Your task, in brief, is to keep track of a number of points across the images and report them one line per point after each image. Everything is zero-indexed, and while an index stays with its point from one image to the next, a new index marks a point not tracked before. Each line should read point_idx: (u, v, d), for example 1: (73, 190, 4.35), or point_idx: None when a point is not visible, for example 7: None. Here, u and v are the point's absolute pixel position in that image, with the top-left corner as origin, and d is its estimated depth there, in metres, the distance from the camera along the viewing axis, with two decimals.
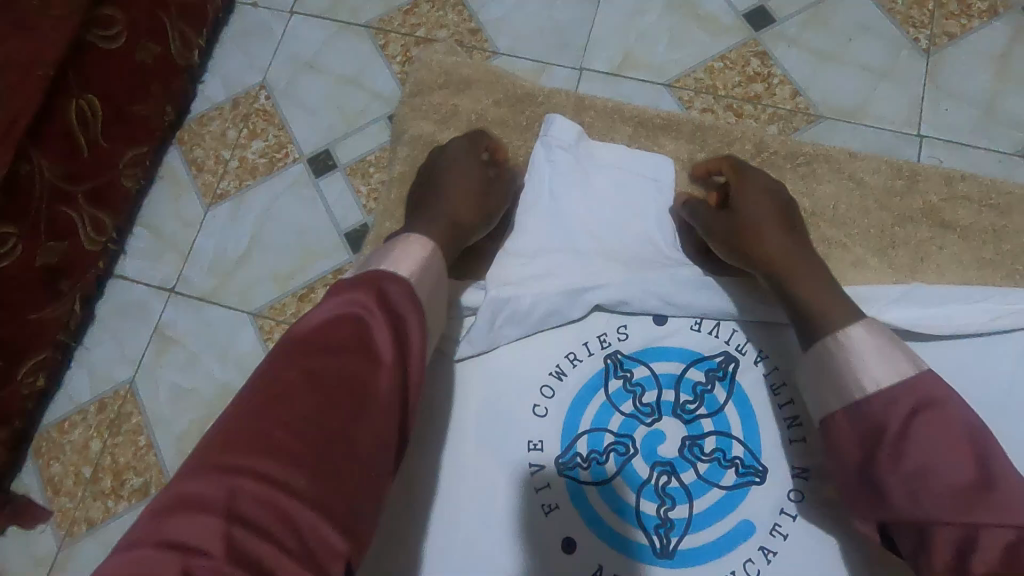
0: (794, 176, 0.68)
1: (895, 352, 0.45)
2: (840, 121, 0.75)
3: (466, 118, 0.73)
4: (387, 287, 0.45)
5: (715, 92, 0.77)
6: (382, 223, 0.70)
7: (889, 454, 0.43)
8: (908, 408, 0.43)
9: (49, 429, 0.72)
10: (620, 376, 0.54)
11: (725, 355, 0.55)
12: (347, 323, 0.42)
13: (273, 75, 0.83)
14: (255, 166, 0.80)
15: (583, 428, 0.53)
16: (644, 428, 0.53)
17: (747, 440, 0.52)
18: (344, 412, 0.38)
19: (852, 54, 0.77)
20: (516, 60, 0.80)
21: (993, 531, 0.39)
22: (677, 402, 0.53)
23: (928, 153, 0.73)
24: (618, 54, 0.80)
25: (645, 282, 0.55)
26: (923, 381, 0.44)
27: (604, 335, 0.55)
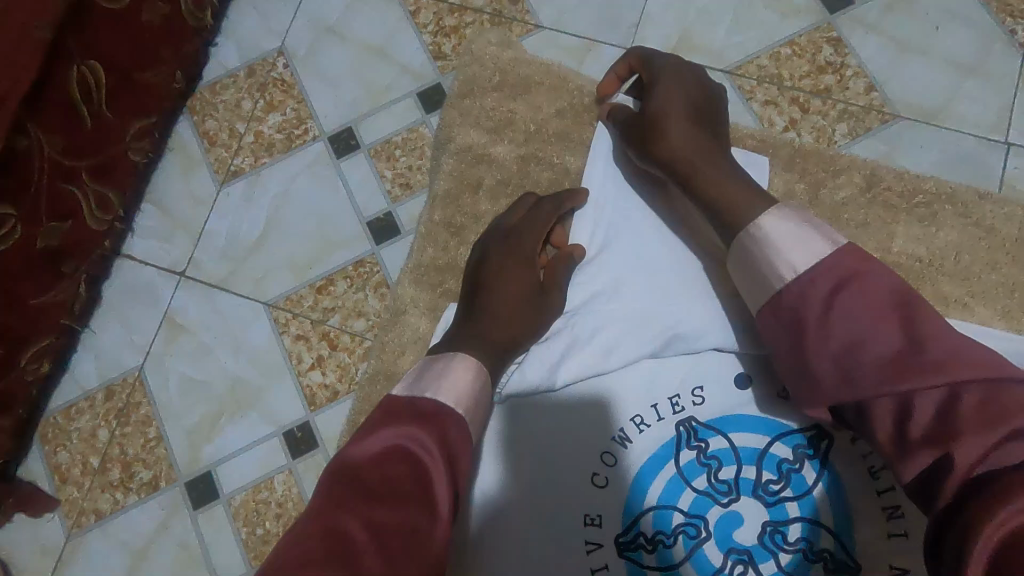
0: (909, 220, 0.64)
1: (812, 229, 0.45)
2: (919, 123, 0.68)
3: (524, 129, 0.67)
4: (446, 419, 0.44)
5: (781, 82, 0.70)
6: (426, 247, 0.65)
7: (819, 336, 0.44)
8: (833, 288, 0.44)
9: (55, 415, 0.69)
10: (694, 447, 0.52)
11: (817, 431, 0.51)
12: (404, 461, 0.41)
13: (292, 41, 0.75)
14: (271, 143, 0.74)
15: (649, 505, 0.52)
16: (719, 508, 0.51)
17: (835, 531, 0.50)
18: (412, 564, 0.37)
19: (938, 44, 0.69)
20: (561, 36, 0.73)
21: (927, 393, 0.41)
22: (758, 482, 0.51)
23: (1016, 165, 0.66)
24: (675, 34, 0.72)
25: (725, 333, 0.53)
26: (843, 256, 0.44)
27: (677, 398, 0.53)
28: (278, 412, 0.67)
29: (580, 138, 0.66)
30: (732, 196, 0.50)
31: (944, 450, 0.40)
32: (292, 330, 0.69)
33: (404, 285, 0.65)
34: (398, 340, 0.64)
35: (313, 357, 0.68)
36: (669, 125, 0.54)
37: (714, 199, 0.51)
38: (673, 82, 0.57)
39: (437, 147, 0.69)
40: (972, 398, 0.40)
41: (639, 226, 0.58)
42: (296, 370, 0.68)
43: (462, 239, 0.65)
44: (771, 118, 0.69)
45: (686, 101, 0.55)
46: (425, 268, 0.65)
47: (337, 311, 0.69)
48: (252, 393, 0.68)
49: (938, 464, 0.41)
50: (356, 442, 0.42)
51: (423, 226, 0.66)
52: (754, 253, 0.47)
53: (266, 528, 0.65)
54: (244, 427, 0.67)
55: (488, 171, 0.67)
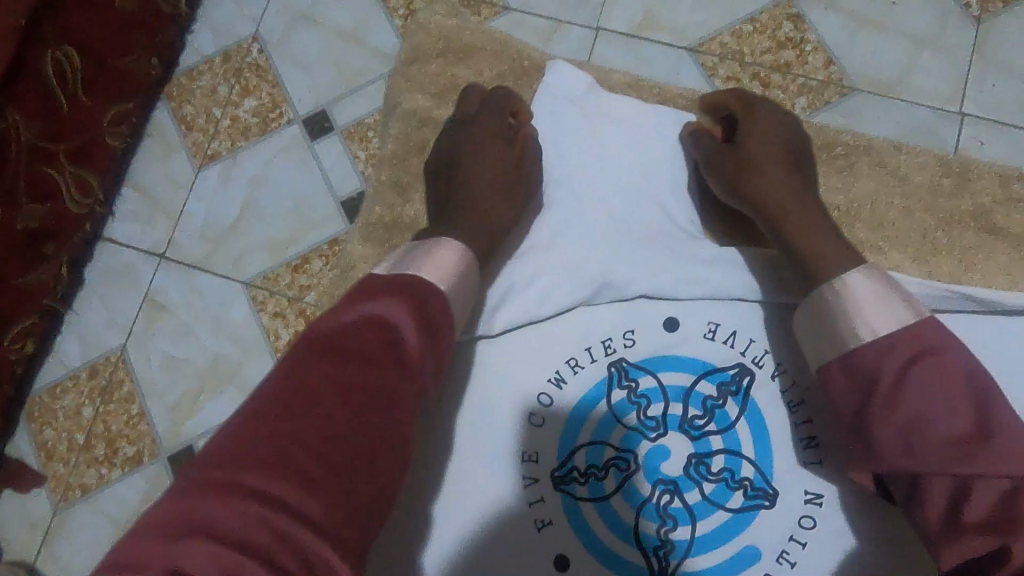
0: (829, 168, 0.63)
1: (895, 299, 0.43)
2: (876, 96, 0.70)
3: (465, 89, 0.67)
4: (420, 292, 0.44)
5: (742, 58, 0.72)
6: (372, 207, 0.65)
7: (883, 404, 0.42)
8: (907, 359, 0.41)
9: (40, 394, 0.71)
10: (625, 386, 0.51)
11: (740, 367, 0.51)
12: (374, 331, 0.42)
13: (267, 27, 0.77)
14: (247, 126, 0.75)
15: (582, 441, 0.50)
16: (647, 443, 0.50)
17: (756, 460, 0.49)
18: (376, 418, 0.39)
19: (895, 19, 0.71)
20: (528, 17, 0.74)
21: (990, 481, 0.39)
22: (685, 417, 0.50)
23: (969, 134, 0.68)
24: (639, 13, 0.73)
25: (659, 270, 0.52)
26: (917, 330, 0.42)
27: (609, 341, 0.52)
28: None
29: (518, 99, 0.66)
30: (822, 252, 0.48)
31: (1001, 541, 0.38)
32: (269, 308, 0.71)
33: (352, 244, 0.64)
34: (346, 295, 0.63)
35: (290, 333, 0.70)
36: (763, 168, 0.53)
37: (802, 249, 0.49)
38: (772, 125, 0.55)
39: (385, 110, 0.69)
40: None
41: (587, 163, 0.56)
42: (274, 346, 0.70)
43: (406, 198, 0.65)
44: None
45: (781, 148, 0.54)
46: (370, 226, 0.64)
47: (313, 288, 0.71)
48: (231, 370, 0.70)
49: (988, 555, 0.38)
50: (331, 315, 0.43)
51: (369, 187, 0.66)
52: (835, 312, 0.45)
53: None
54: (224, 402, 0.69)
55: (433, 133, 0.66)
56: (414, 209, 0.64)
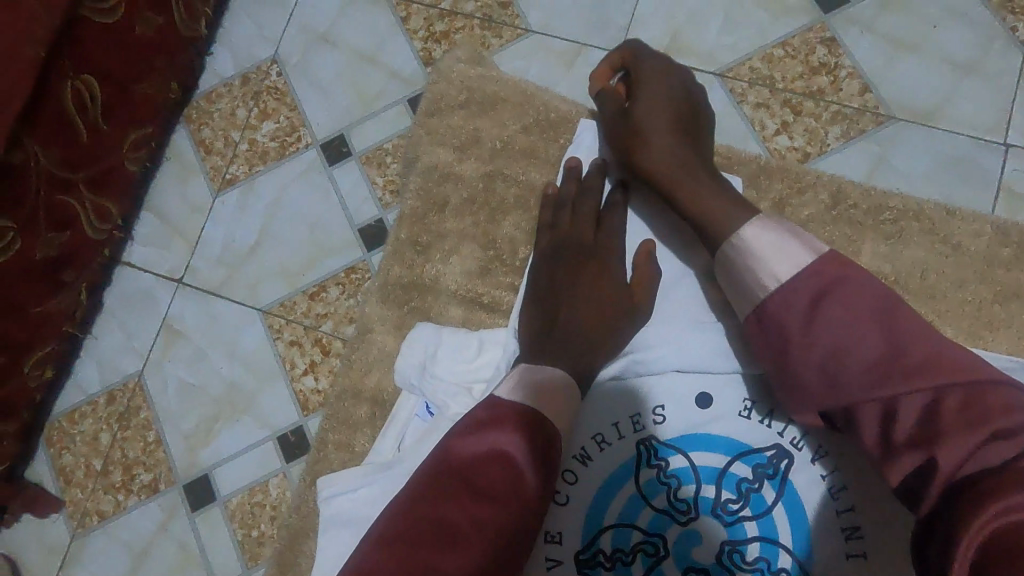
0: (875, 238, 0.62)
1: (793, 237, 0.45)
2: (914, 125, 0.67)
3: (488, 147, 0.66)
4: (526, 421, 0.43)
5: (773, 84, 0.69)
6: (392, 266, 0.65)
7: (800, 342, 0.43)
8: (820, 288, 0.43)
9: (59, 419, 0.71)
10: (654, 465, 0.49)
11: (778, 450, 0.48)
12: (504, 466, 0.42)
13: (285, 49, 0.76)
14: (265, 151, 0.75)
15: (607, 522, 0.49)
16: (677, 527, 0.49)
17: (795, 551, 0.47)
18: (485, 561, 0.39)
19: (935, 43, 0.68)
20: (550, 41, 0.72)
21: (910, 399, 0.40)
22: (718, 501, 0.48)
23: (1013, 166, 0.65)
24: (665, 37, 0.71)
25: (689, 344, 0.51)
26: (822, 263, 0.43)
27: (638, 417, 0.50)
28: (273, 417, 0.68)
29: (547, 155, 0.65)
30: (716, 213, 0.49)
31: (927, 454, 0.39)
32: (285, 336, 0.70)
33: (371, 304, 0.65)
34: (365, 358, 0.64)
35: (306, 363, 0.69)
36: (650, 137, 0.53)
37: (698, 217, 0.50)
38: (660, 83, 0.55)
39: (406, 164, 0.69)
40: (958, 398, 0.39)
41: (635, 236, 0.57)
42: (289, 375, 0.69)
43: (427, 258, 0.65)
44: (762, 121, 0.68)
45: (670, 110, 0.54)
46: (391, 288, 0.65)
47: (329, 317, 0.70)
48: (247, 399, 0.69)
49: (921, 467, 0.39)
50: (460, 437, 0.43)
51: (389, 244, 0.66)
52: (737, 261, 0.46)
53: (261, 530, 0.66)
54: (240, 431, 0.69)
55: (454, 189, 0.66)
56: (435, 270, 0.64)
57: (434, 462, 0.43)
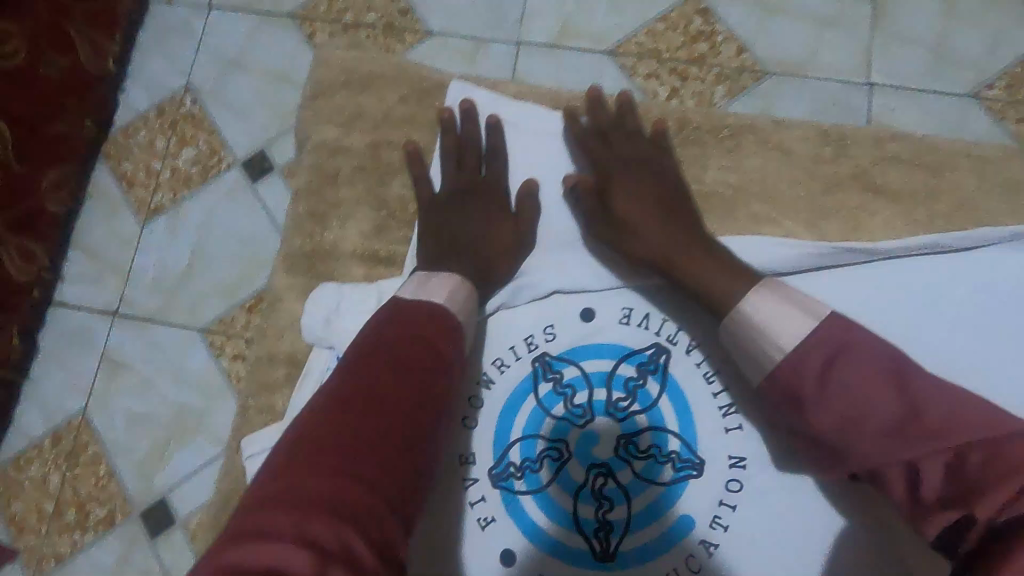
0: (718, 152, 0.66)
1: (791, 305, 0.50)
2: (787, 77, 0.73)
3: (371, 118, 0.67)
4: (442, 315, 0.51)
5: (658, 55, 0.75)
6: (292, 239, 0.66)
7: (815, 404, 0.47)
8: (826, 347, 0.47)
9: (6, 468, 0.70)
10: (550, 378, 0.59)
11: (656, 347, 0.59)
12: (421, 344, 0.47)
13: (198, 77, 0.79)
14: (188, 176, 0.76)
15: (515, 436, 0.58)
16: (577, 430, 0.58)
17: (680, 433, 0.57)
18: (421, 420, 0.44)
19: (796, 2, 0.74)
20: (450, 40, 0.77)
21: (933, 457, 0.44)
22: (609, 401, 0.58)
23: (879, 103, 0.71)
24: (556, 24, 0.76)
25: (568, 266, 0.60)
26: (826, 328, 0.48)
27: (532, 338, 0.60)
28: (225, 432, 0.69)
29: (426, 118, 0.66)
30: (718, 284, 0.53)
31: (965, 512, 0.42)
32: (228, 351, 0.71)
33: (277, 276, 0.65)
34: (278, 325, 0.64)
35: None
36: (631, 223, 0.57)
37: (695, 287, 0.55)
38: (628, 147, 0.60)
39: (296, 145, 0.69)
40: (978, 456, 0.43)
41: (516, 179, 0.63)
42: (236, 388, 0.70)
43: (325, 227, 0.66)
44: (653, 90, 0.74)
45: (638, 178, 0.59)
46: (294, 259, 0.65)
47: None
48: (196, 418, 0.70)
49: (956, 523, 0.43)
50: (377, 327, 0.49)
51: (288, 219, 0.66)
52: (741, 334, 0.51)
53: None
54: (193, 450, 0.69)
55: (345, 161, 0.66)
56: (333, 237, 0.65)
57: (349, 350, 0.47)
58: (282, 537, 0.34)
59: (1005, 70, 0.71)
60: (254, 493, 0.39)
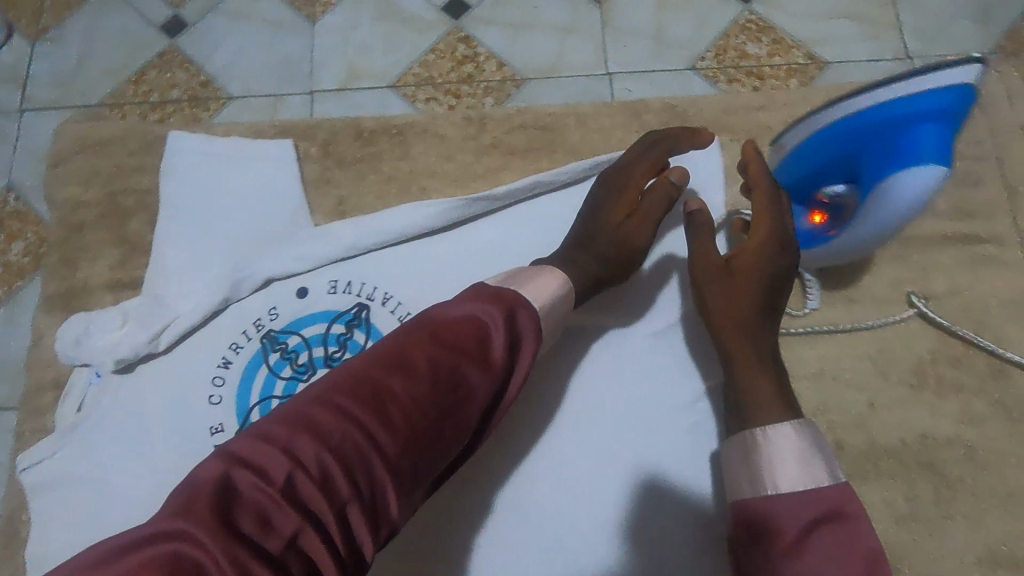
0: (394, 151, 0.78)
1: (793, 459, 0.52)
2: (543, 79, 0.86)
3: (120, 173, 0.78)
4: (517, 300, 0.54)
5: (434, 81, 0.86)
6: (49, 283, 0.75)
7: (777, 560, 0.49)
8: (812, 518, 0.49)
9: None
10: (276, 349, 0.67)
11: (358, 304, 0.68)
12: (474, 325, 0.51)
13: (18, 175, 0.84)
14: (21, 267, 0.81)
15: (253, 402, 0.65)
16: (303, 385, 0.66)
17: None
18: (449, 400, 0.48)
19: (539, 19, 0.89)
20: (251, 100, 0.87)
21: None
22: (326, 355, 0.67)
23: (620, 86, 0.85)
24: (343, 71, 0.87)
25: (276, 253, 0.69)
26: (826, 489, 0.50)
27: (259, 320, 0.68)
28: None
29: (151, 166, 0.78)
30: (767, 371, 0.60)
31: None
32: None
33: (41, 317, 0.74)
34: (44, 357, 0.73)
35: None
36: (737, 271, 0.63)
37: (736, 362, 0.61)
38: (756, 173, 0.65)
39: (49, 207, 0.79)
40: None
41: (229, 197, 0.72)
42: None
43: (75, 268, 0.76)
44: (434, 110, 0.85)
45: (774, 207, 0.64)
46: (53, 301, 0.75)
47: None
48: None
49: None
50: (447, 306, 0.52)
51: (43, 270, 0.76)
52: (755, 452, 0.54)
53: None
54: None
55: (87, 214, 0.77)
56: (83, 273, 0.75)
57: (421, 321, 0.51)
58: (277, 476, 0.41)
59: (712, 43, 0.86)
60: (308, 393, 0.46)
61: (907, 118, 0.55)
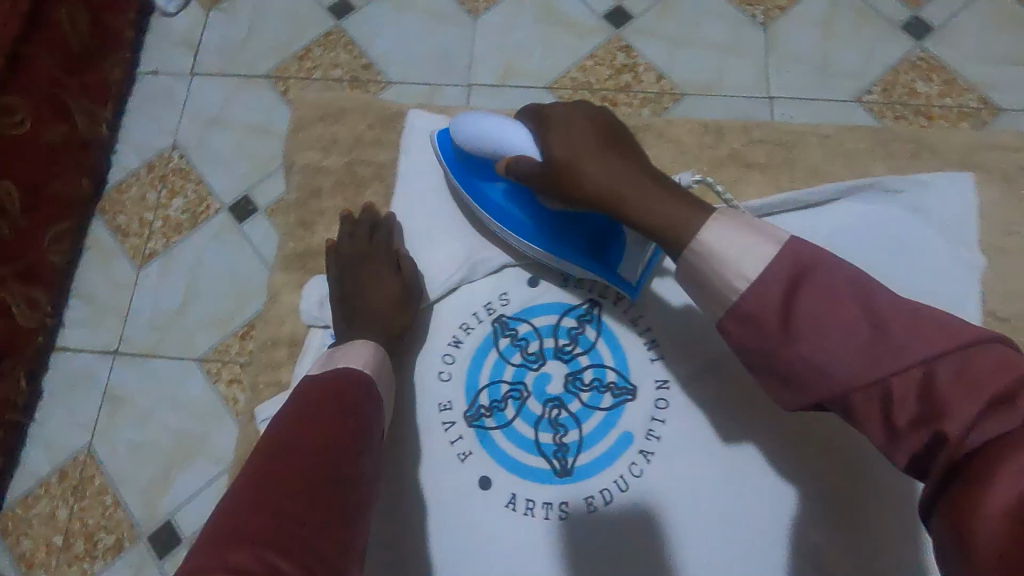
0: None
1: (756, 235, 0.47)
2: (702, 96, 0.85)
3: (345, 143, 0.78)
4: (350, 377, 0.54)
5: (591, 87, 0.86)
6: (286, 242, 0.75)
7: (795, 336, 0.45)
8: (785, 274, 0.46)
9: (14, 506, 0.74)
10: (507, 335, 0.66)
11: (590, 301, 0.67)
12: (317, 409, 0.50)
13: (183, 134, 0.87)
14: (179, 223, 0.84)
15: (482, 383, 0.65)
16: (533, 373, 0.65)
17: (619, 366, 0.65)
18: (327, 476, 0.46)
19: (701, 35, 0.88)
20: (408, 87, 0.88)
21: (908, 377, 0.43)
22: (557, 347, 0.66)
23: (779, 111, 0.84)
24: (500, 66, 0.88)
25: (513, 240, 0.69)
26: (779, 265, 0.46)
27: (490, 304, 0.68)
28: (225, 450, 0.74)
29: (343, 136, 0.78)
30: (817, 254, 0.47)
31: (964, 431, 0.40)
32: (224, 376, 0.77)
33: (276, 273, 0.75)
34: (277, 314, 0.73)
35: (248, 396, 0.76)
36: (593, 159, 0.55)
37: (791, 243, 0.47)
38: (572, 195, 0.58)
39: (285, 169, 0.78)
40: (949, 367, 0.42)
41: None
42: (234, 411, 0.76)
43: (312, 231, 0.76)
44: None
45: (595, 134, 0.57)
46: (289, 259, 0.75)
47: None
48: (198, 441, 0.75)
49: (933, 441, 0.42)
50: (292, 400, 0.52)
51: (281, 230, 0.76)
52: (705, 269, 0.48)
53: None
54: (196, 472, 0.74)
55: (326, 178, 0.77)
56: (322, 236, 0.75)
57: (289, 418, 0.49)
58: None
59: (879, 77, 0.85)
60: (224, 505, 0.44)
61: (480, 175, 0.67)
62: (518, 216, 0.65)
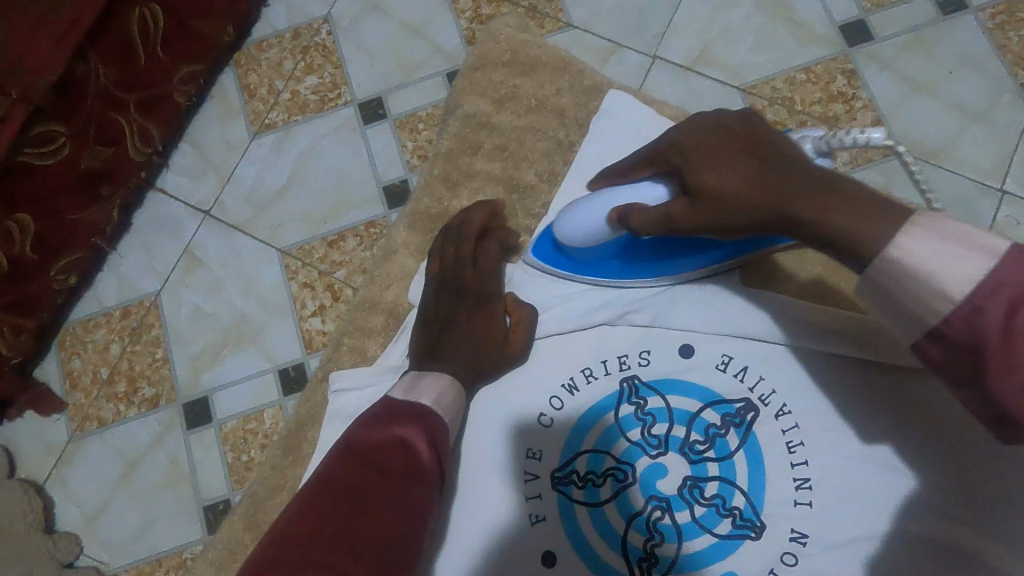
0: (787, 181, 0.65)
1: (961, 244, 0.38)
2: (920, 162, 0.70)
3: (524, 102, 0.72)
4: (430, 423, 0.48)
5: (792, 106, 0.73)
6: (421, 198, 0.70)
7: (1000, 370, 0.38)
8: (1000, 302, 0.37)
9: (75, 325, 0.75)
10: (633, 402, 0.54)
11: (746, 403, 0.53)
12: (401, 451, 0.45)
13: (338, 10, 0.80)
14: (305, 103, 0.78)
15: (584, 447, 0.54)
16: (647, 459, 0.53)
17: (748, 491, 0.52)
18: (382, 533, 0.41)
19: (948, 88, 0.72)
20: (588, 36, 0.77)
21: None
22: (686, 440, 0.53)
23: (1006, 212, 0.68)
24: (697, 48, 0.75)
25: (686, 296, 0.56)
26: (1007, 268, 0.37)
27: (625, 357, 0.56)
28: (277, 351, 0.72)
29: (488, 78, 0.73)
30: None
31: None
32: (300, 278, 0.73)
33: (399, 229, 0.69)
34: (386, 275, 0.68)
35: (316, 305, 0.72)
36: (733, 180, 0.47)
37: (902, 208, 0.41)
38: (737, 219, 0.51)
39: (447, 110, 0.73)
40: None
41: None
42: (298, 314, 0.72)
43: (455, 192, 0.70)
44: None
45: (722, 139, 0.49)
46: (418, 215, 0.70)
47: (344, 265, 0.73)
48: (256, 329, 0.73)
49: None
50: (366, 427, 0.47)
51: (423, 177, 0.71)
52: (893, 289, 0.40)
53: (250, 456, 0.70)
54: (244, 360, 0.72)
55: (488, 137, 0.71)
56: (459, 204, 0.69)
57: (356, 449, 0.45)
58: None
59: None
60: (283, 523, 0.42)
61: (597, 258, 0.56)
62: (650, 267, 0.55)
